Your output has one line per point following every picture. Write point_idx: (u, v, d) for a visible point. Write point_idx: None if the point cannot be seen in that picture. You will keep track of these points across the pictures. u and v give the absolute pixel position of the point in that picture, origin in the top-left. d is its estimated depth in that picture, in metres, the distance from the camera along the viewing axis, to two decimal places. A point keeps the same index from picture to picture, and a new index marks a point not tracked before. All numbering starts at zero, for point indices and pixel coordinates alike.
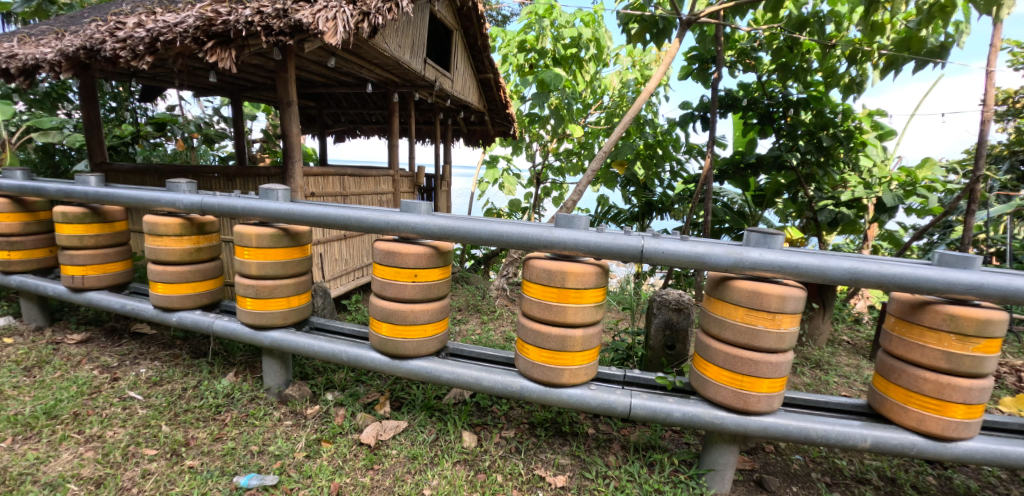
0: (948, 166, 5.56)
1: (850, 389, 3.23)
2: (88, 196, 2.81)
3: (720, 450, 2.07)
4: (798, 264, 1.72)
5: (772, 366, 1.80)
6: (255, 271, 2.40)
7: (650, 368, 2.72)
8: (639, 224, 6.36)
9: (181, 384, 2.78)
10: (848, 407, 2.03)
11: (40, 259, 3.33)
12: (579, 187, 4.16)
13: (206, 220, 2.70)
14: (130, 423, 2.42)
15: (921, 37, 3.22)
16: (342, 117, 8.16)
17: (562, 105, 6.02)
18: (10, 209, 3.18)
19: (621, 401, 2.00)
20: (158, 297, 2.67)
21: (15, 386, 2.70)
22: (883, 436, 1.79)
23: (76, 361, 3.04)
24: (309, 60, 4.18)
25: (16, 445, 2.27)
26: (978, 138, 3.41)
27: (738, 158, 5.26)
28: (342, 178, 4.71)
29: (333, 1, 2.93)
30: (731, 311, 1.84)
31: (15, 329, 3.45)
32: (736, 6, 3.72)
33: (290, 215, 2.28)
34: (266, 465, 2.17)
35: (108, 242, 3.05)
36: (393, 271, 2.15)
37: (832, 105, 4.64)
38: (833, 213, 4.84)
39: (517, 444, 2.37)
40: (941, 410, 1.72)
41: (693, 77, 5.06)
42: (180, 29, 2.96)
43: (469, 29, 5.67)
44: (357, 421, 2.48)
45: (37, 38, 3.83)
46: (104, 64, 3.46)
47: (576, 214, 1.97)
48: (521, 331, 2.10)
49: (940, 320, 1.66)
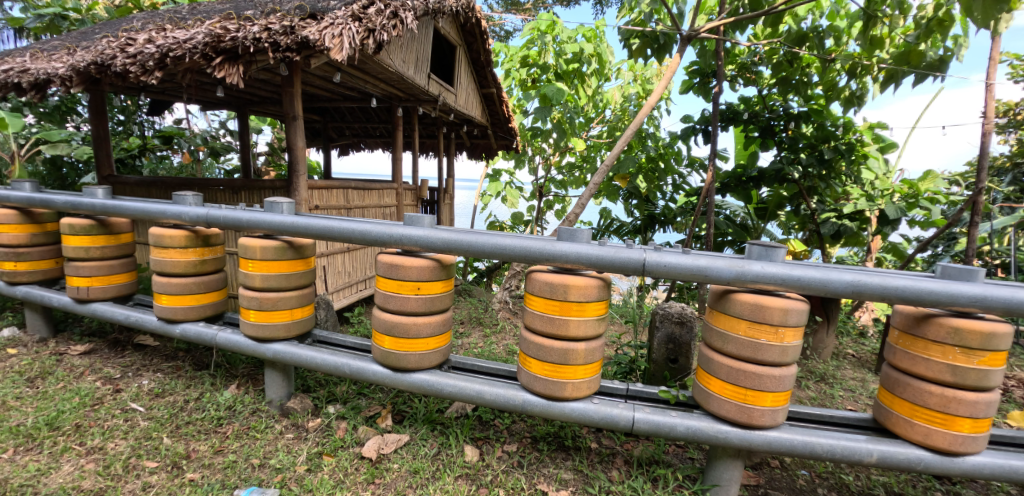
0: (950, 178, 5.57)
1: (857, 402, 3.20)
2: (95, 208, 2.82)
3: (724, 465, 2.05)
4: (800, 277, 1.72)
5: (775, 379, 1.79)
6: (259, 283, 2.42)
7: (653, 381, 2.70)
8: (642, 237, 6.37)
9: (183, 396, 2.78)
10: (853, 422, 2.01)
11: (45, 270, 3.35)
12: (581, 200, 4.14)
13: (211, 233, 2.72)
14: (132, 434, 2.42)
15: (919, 52, 3.24)
16: (347, 131, 8.27)
17: (565, 119, 6.08)
18: (17, 221, 3.23)
19: (623, 415, 1.99)
20: (163, 309, 2.68)
21: (18, 397, 2.71)
22: (889, 451, 1.78)
23: (79, 372, 3.05)
24: (315, 75, 4.24)
25: (17, 456, 2.27)
26: (979, 149, 3.41)
27: (740, 171, 5.29)
28: (345, 191, 4.74)
29: (339, 19, 3.00)
30: (734, 324, 1.84)
31: (19, 341, 3.47)
32: (736, 21, 3.77)
33: (293, 227, 2.30)
34: (267, 478, 2.16)
35: (114, 254, 3.07)
36: (396, 284, 2.16)
37: (833, 118, 4.67)
38: (836, 225, 4.83)
39: (519, 458, 2.35)
40: (948, 423, 1.71)
41: (694, 91, 5.09)
42: (189, 45, 3.00)
43: (473, 44, 5.76)
44: (358, 435, 2.47)
45: (49, 53, 3.91)
46: (115, 79, 3.51)
47: (577, 228, 1.99)
48: (524, 344, 2.10)
49: (944, 333, 1.65)
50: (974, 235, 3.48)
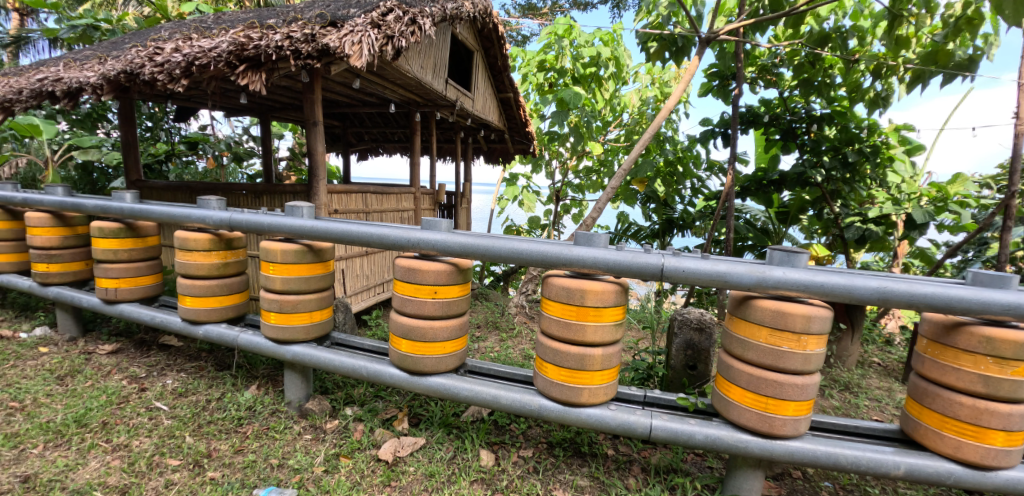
0: (981, 181, 5.38)
1: (883, 413, 3.10)
2: (124, 212, 2.92)
3: (744, 475, 2.00)
4: (824, 284, 1.68)
5: (797, 388, 1.75)
6: (279, 286, 2.46)
7: (671, 388, 2.67)
8: (660, 241, 6.31)
9: (205, 396, 2.84)
10: (879, 433, 1.95)
11: (75, 272, 3.46)
12: (599, 204, 4.12)
13: (234, 236, 2.78)
14: (156, 433, 2.48)
15: (948, 51, 3.14)
16: (366, 136, 8.40)
17: (582, 123, 6.06)
18: (50, 224, 3.35)
19: (640, 422, 1.96)
20: (187, 310, 2.75)
21: (48, 394, 2.81)
22: (917, 464, 1.72)
23: (106, 371, 3.14)
24: (334, 81, 4.32)
25: (47, 451, 2.35)
26: (1013, 152, 3.28)
27: (761, 175, 5.21)
28: (364, 195, 4.80)
29: (359, 26, 3.04)
30: (754, 331, 1.80)
31: (51, 340, 3.59)
32: (757, 23, 3.70)
33: (313, 231, 2.34)
34: (286, 479, 2.20)
35: (140, 256, 3.16)
36: (413, 287, 2.18)
37: (856, 120, 4.56)
38: (861, 230, 4.70)
39: (535, 464, 2.34)
40: (980, 436, 1.64)
41: (713, 93, 5.03)
42: (214, 54, 3.08)
43: (490, 49, 5.79)
44: (375, 437, 2.49)
45: (81, 63, 4.06)
46: (143, 87, 3.63)
47: (594, 232, 1.98)
48: (540, 349, 2.09)
49: (976, 342, 1.60)
50: (1008, 241, 3.35)
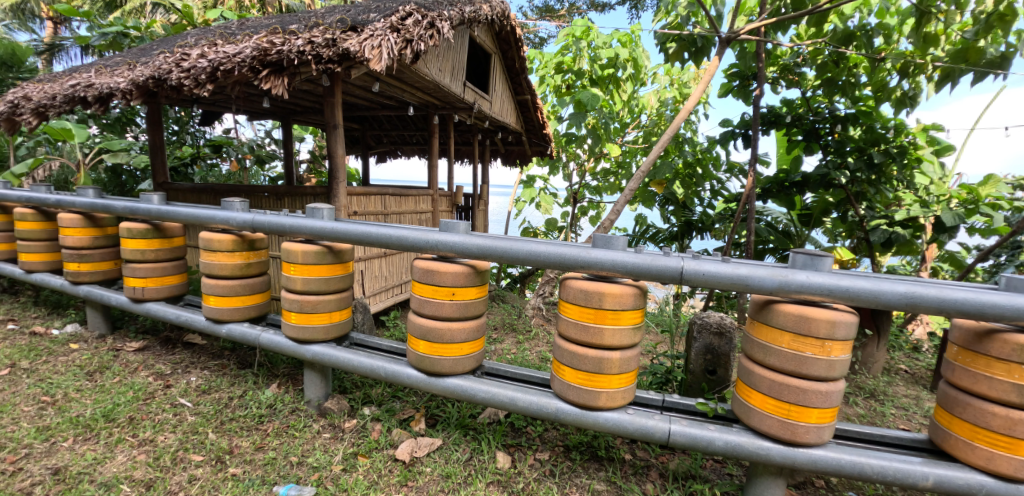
0: (1016, 182, 5.18)
1: (911, 422, 3.01)
2: (152, 213, 3.00)
3: (765, 483, 1.96)
4: (849, 288, 1.63)
5: (821, 395, 1.71)
6: (300, 286, 2.51)
7: (690, 393, 2.63)
8: (678, 243, 6.23)
9: (228, 393, 2.90)
10: (907, 442, 1.89)
11: (105, 271, 3.57)
12: (617, 207, 4.09)
13: (256, 237, 2.84)
14: (180, 429, 2.54)
15: (980, 48, 3.03)
16: (385, 139, 8.50)
17: (599, 124, 6.02)
18: (81, 225, 3.47)
19: (659, 427, 1.94)
20: (211, 309, 2.81)
21: (79, 389, 2.90)
22: (947, 475, 1.66)
23: (133, 368, 3.23)
24: (354, 85, 4.38)
25: (77, 445, 2.43)
26: None
27: (783, 176, 5.13)
28: (382, 198, 4.85)
29: (378, 30, 3.08)
30: (776, 336, 1.76)
31: (82, 336, 3.71)
32: (779, 22, 3.63)
33: (333, 232, 2.37)
34: (305, 476, 2.23)
35: (167, 256, 3.25)
36: (430, 289, 2.19)
37: (883, 120, 4.45)
38: (887, 233, 4.57)
39: (551, 467, 2.33)
40: (1014, 448, 1.58)
41: (734, 94, 4.95)
42: (238, 59, 3.16)
43: (507, 52, 5.80)
44: (392, 437, 2.51)
45: (112, 69, 4.19)
46: (170, 92, 3.73)
47: (613, 235, 1.97)
48: (557, 352, 2.08)
49: (1009, 351, 1.53)
50: None
